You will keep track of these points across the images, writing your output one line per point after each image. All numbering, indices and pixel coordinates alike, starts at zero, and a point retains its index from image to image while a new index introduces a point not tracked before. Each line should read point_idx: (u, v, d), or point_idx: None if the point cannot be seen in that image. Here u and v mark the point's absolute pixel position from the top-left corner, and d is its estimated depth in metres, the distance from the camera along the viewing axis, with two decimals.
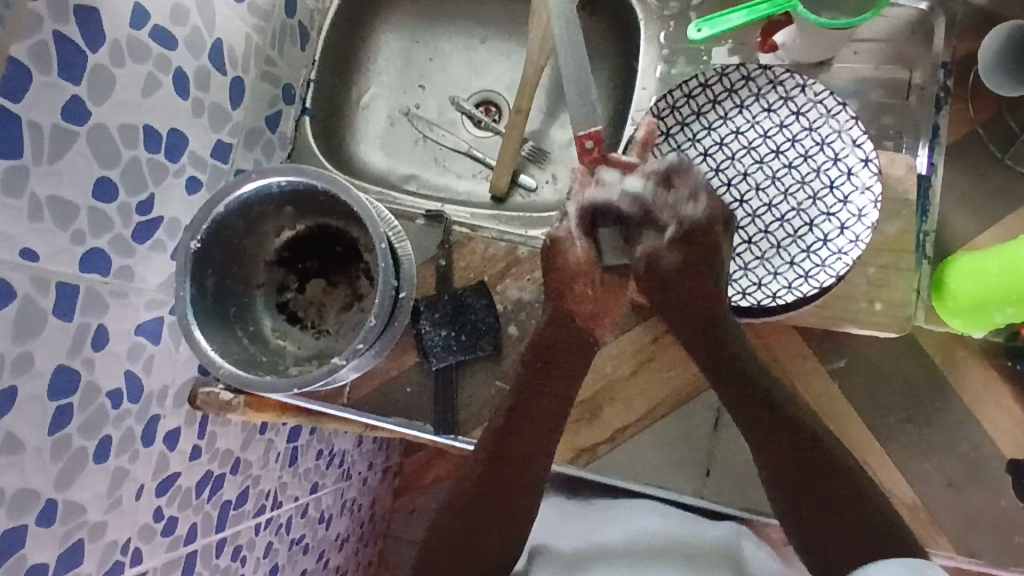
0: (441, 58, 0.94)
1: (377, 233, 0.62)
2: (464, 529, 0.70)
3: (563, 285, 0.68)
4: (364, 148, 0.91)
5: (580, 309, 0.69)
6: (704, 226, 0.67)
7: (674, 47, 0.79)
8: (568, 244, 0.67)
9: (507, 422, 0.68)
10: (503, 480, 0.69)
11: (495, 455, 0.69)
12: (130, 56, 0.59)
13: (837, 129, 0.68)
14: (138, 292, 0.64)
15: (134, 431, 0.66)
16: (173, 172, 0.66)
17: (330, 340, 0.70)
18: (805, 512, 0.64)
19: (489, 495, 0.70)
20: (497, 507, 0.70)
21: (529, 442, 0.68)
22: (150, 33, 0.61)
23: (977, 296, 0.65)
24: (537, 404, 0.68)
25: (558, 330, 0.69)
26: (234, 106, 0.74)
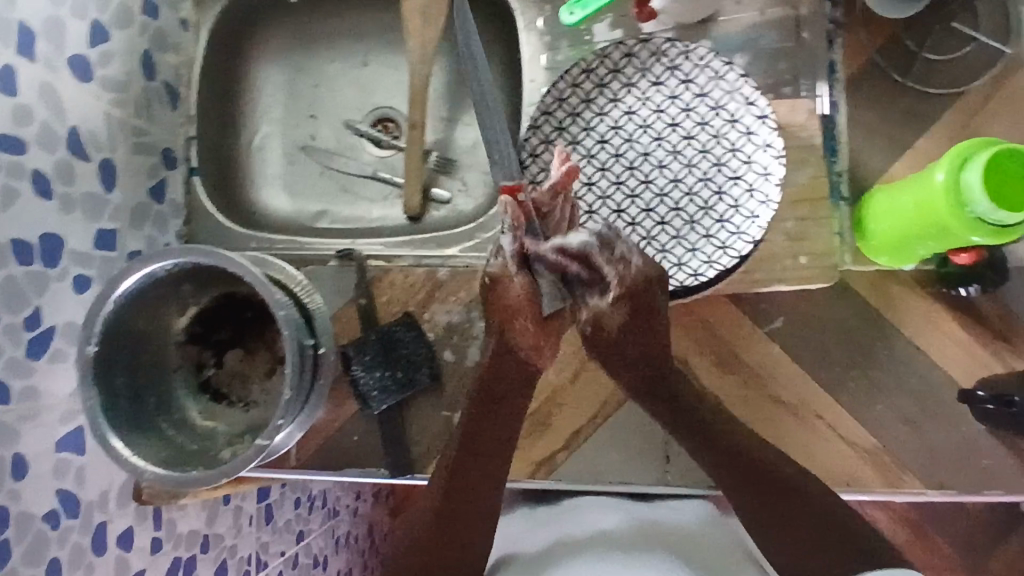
0: (327, 83, 0.89)
1: (274, 300, 0.60)
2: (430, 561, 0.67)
3: (506, 320, 0.63)
4: (265, 192, 0.87)
5: (522, 343, 0.64)
6: (641, 285, 0.64)
7: (555, 32, 0.76)
8: (507, 282, 0.62)
9: (465, 437, 0.65)
10: (460, 514, 0.67)
11: (455, 482, 0.66)
12: None
13: (729, 90, 0.66)
14: (47, 409, 0.61)
15: (81, 545, 0.63)
16: (56, 277, 0.62)
17: (261, 411, 0.67)
18: (750, 503, 0.64)
19: (449, 524, 0.67)
20: (462, 531, 0.67)
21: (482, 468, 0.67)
22: None
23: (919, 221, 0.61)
24: (481, 433, 0.66)
25: (501, 362, 0.65)
26: (109, 189, 0.68)
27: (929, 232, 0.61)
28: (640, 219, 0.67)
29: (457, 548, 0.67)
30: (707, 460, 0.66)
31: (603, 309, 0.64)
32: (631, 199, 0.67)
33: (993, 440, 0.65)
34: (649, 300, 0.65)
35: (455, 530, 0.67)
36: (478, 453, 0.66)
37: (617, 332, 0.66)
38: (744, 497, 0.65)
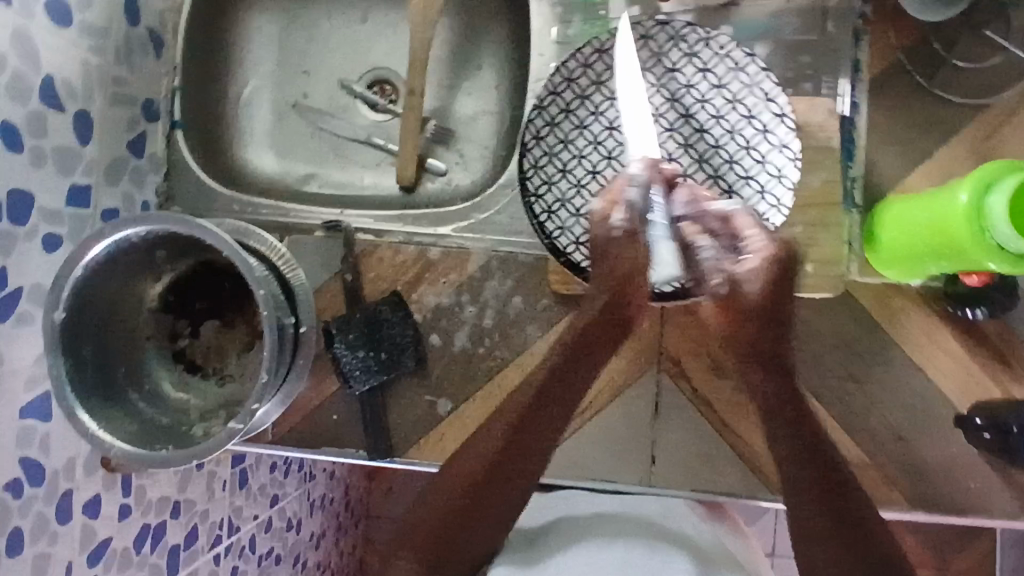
0: (323, 38, 0.84)
1: (255, 281, 0.57)
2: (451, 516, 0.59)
3: (619, 281, 0.59)
4: (251, 150, 0.82)
5: (630, 300, 0.59)
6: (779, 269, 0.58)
7: (568, 4, 0.71)
8: (628, 240, 0.58)
9: (544, 385, 0.59)
10: (506, 469, 0.59)
11: (516, 432, 0.59)
12: None
13: (748, 84, 0.63)
14: (11, 375, 0.58)
15: (45, 514, 0.62)
16: (24, 236, 0.58)
17: (236, 386, 0.64)
18: (811, 508, 0.54)
19: (494, 478, 0.59)
20: (500, 491, 0.59)
21: (550, 420, 0.59)
22: None
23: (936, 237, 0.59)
24: (562, 384, 0.59)
25: (602, 318, 0.59)
26: (84, 143, 0.64)
27: (944, 250, 0.58)
28: None
29: (463, 531, 0.58)
30: (779, 452, 0.57)
31: (746, 279, 0.58)
32: None
33: (982, 461, 0.65)
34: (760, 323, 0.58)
35: (491, 485, 0.59)
36: (551, 405, 0.59)
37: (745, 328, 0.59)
38: (805, 511, 0.54)
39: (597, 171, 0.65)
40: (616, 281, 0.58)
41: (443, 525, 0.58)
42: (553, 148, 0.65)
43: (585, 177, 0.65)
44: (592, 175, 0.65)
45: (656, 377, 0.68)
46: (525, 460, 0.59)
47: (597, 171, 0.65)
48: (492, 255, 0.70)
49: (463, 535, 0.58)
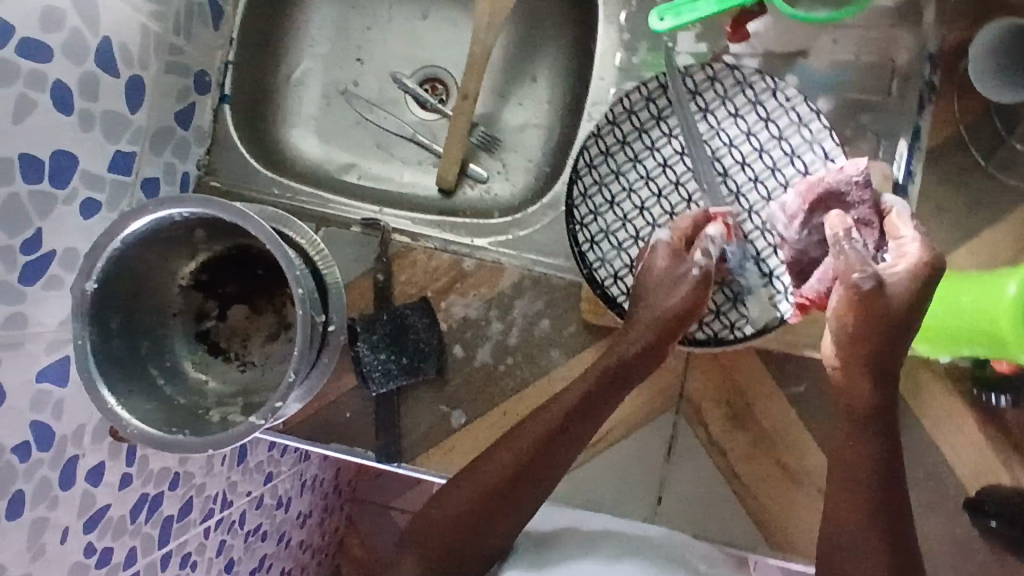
0: (381, 27, 0.83)
1: (294, 277, 0.56)
2: (480, 514, 0.56)
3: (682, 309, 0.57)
4: (295, 131, 0.81)
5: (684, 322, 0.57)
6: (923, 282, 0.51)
7: (636, 31, 0.70)
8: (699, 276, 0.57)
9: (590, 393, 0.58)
10: (536, 474, 0.57)
11: (552, 437, 0.57)
12: None
13: (809, 140, 0.62)
14: (34, 338, 0.57)
15: (49, 478, 0.62)
16: (63, 199, 0.57)
17: (256, 374, 0.64)
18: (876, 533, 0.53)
19: (522, 483, 0.57)
20: (529, 494, 0.57)
21: (584, 429, 0.58)
22: (16, 48, 0.50)
23: (983, 319, 0.58)
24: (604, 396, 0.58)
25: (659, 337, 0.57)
26: (133, 110, 0.63)
27: (987, 334, 0.58)
28: None
29: (492, 528, 0.56)
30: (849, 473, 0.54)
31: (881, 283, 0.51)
32: None
33: (986, 546, 0.65)
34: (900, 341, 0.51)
35: (521, 487, 0.57)
36: (590, 416, 0.58)
37: (871, 335, 0.51)
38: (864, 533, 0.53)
39: (644, 207, 0.64)
40: (674, 318, 0.57)
41: (476, 520, 0.56)
42: (604, 178, 0.65)
43: (632, 213, 0.64)
44: (639, 211, 0.64)
45: (674, 418, 0.68)
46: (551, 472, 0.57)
47: (645, 207, 0.64)
48: (526, 274, 0.70)
49: (484, 532, 0.56)
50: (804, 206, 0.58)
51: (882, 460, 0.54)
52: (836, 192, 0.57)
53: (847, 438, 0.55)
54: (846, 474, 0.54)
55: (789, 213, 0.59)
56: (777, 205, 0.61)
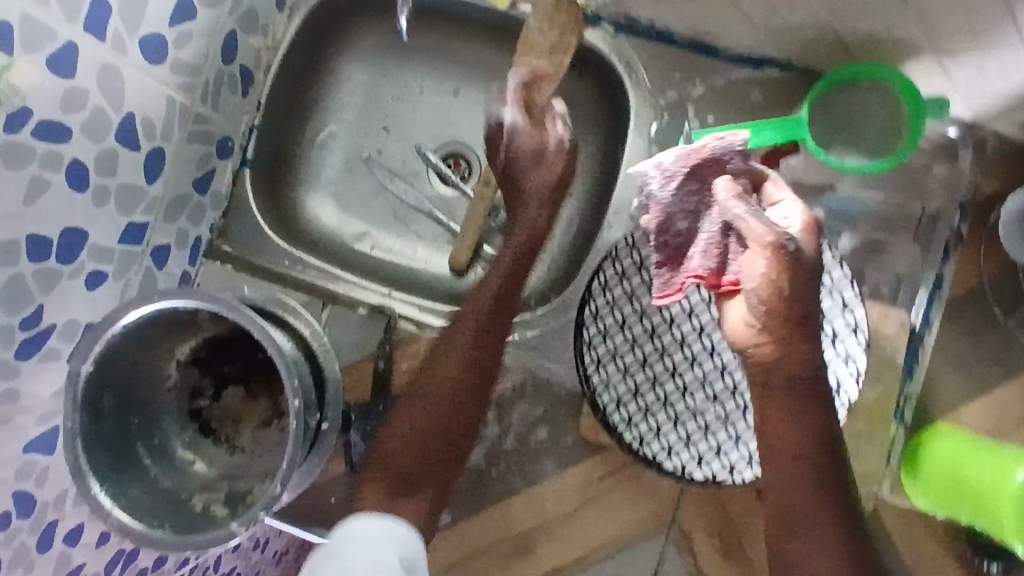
0: (411, 98, 0.82)
1: (281, 359, 0.54)
2: (425, 433, 0.62)
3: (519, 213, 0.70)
4: (314, 196, 0.81)
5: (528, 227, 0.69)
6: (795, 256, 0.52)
7: (665, 145, 0.69)
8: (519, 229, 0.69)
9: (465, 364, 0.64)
10: (462, 415, 0.63)
11: (432, 407, 0.63)
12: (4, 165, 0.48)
13: (828, 287, 0.61)
14: (25, 411, 0.57)
15: (27, 543, 0.60)
16: (69, 274, 0.56)
17: (244, 459, 0.63)
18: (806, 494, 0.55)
19: (451, 401, 0.63)
20: (451, 410, 0.63)
21: (465, 397, 0.64)
22: (33, 131, 0.49)
23: (991, 491, 0.61)
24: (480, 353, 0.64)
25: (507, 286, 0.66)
26: (150, 181, 0.62)
27: (992, 505, 0.60)
28: (692, 386, 0.62)
29: (429, 470, 0.62)
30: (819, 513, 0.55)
31: (746, 265, 0.53)
32: (690, 364, 0.62)
33: None
34: (810, 306, 0.53)
35: (450, 407, 0.63)
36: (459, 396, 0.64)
37: (798, 293, 0.52)
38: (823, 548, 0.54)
39: (654, 333, 0.63)
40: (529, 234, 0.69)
41: (423, 433, 0.62)
42: (617, 299, 0.63)
43: (641, 337, 0.62)
44: (648, 336, 0.62)
45: (664, 543, 0.68)
46: (446, 446, 0.63)
47: (654, 333, 0.62)
48: (529, 377, 0.68)
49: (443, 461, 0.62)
50: (684, 170, 0.56)
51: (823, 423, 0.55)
52: (719, 164, 0.56)
53: (788, 412, 0.55)
54: (789, 448, 0.56)
55: (665, 174, 0.57)
56: (649, 163, 0.58)
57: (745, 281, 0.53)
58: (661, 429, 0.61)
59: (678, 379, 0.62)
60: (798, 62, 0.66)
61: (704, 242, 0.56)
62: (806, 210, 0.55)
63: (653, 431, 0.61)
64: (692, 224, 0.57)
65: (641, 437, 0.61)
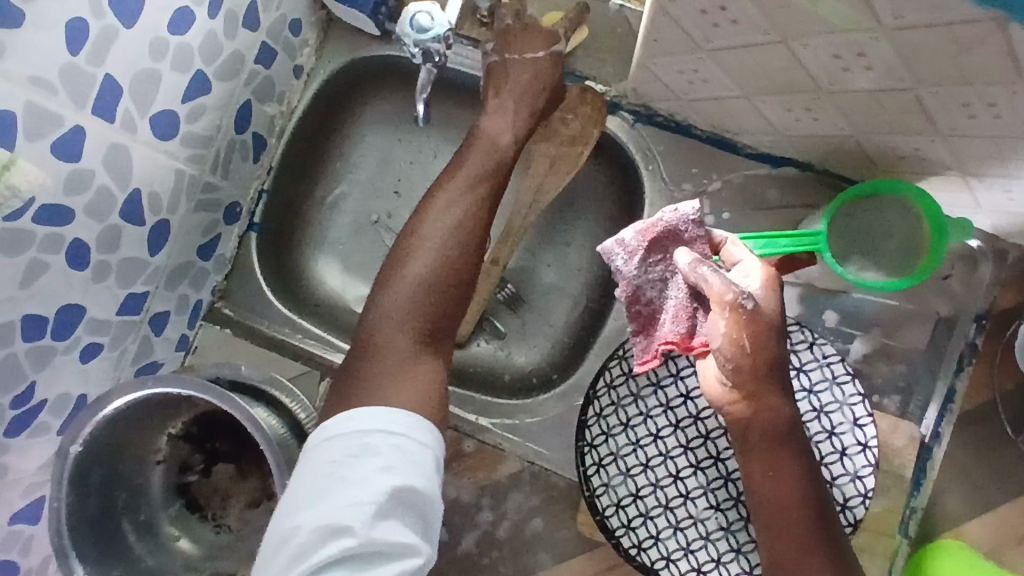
0: (424, 163, 0.81)
1: (271, 447, 0.53)
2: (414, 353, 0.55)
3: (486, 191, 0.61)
4: (318, 256, 0.79)
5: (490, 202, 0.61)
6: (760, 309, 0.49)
7: None
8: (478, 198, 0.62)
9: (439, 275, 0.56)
10: (440, 317, 0.56)
11: (416, 300, 0.55)
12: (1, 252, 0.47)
13: (839, 400, 0.60)
14: (12, 484, 0.56)
15: None
16: (63, 350, 0.56)
17: (231, 540, 0.62)
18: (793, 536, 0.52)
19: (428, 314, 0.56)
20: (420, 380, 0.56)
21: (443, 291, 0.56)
22: (34, 216, 0.49)
23: None
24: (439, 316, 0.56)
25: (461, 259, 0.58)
26: (154, 253, 0.62)
27: None
28: (695, 493, 0.60)
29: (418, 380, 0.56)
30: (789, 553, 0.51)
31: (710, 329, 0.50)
32: (694, 469, 0.60)
33: None
34: (777, 355, 0.50)
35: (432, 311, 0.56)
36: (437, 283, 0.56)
37: (761, 349, 0.49)
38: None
39: (658, 436, 0.61)
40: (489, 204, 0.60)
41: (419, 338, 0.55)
42: (621, 399, 0.61)
43: (644, 438, 0.61)
44: (652, 438, 0.61)
45: None
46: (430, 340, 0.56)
47: (659, 435, 0.61)
48: (527, 465, 0.67)
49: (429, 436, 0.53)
50: (644, 244, 0.54)
51: (803, 470, 0.52)
52: (673, 234, 0.54)
53: (769, 470, 0.52)
54: (778, 501, 0.52)
55: (627, 250, 0.54)
56: (611, 240, 0.55)
57: (711, 343, 0.50)
58: (660, 535, 0.60)
59: (681, 485, 0.60)
60: (820, 164, 0.65)
61: (673, 309, 0.54)
62: (765, 264, 0.52)
63: (651, 538, 0.60)
64: (659, 293, 0.56)
65: (639, 542, 0.60)
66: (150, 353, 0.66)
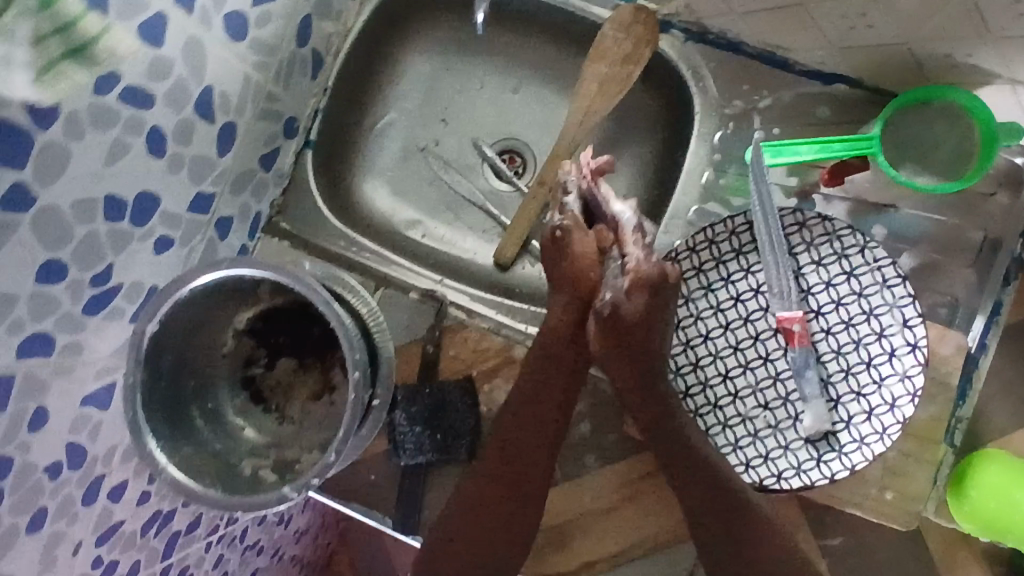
0: (471, 92, 0.83)
1: (344, 330, 0.55)
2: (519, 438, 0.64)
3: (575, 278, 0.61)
4: (369, 180, 0.82)
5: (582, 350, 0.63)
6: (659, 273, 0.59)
7: (729, 153, 0.69)
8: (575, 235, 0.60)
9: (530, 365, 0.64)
10: (545, 403, 0.64)
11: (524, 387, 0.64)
12: (90, 124, 0.49)
13: (889, 302, 0.60)
14: (87, 365, 0.58)
15: (72, 497, 0.62)
16: (138, 237, 0.57)
17: (293, 430, 0.64)
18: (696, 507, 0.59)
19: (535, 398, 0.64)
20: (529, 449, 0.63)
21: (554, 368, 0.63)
22: (119, 95, 0.50)
23: None
24: (541, 397, 0.64)
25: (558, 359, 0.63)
26: (221, 153, 0.63)
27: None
28: (744, 392, 0.62)
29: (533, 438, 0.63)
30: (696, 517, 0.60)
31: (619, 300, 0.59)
32: (744, 369, 0.62)
33: None
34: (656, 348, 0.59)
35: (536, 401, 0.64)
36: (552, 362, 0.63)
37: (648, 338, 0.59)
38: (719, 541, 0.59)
39: (709, 336, 0.63)
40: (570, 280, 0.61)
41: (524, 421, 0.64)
42: None
43: (695, 339, 0.63)
44: (703, 339, 0.63)
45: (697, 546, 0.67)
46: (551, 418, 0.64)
47: (709, 337, 0.63)
48: None
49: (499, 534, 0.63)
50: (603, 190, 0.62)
51: (692, 448, 0.60)
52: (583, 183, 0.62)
53: (663, 448, 0.60)
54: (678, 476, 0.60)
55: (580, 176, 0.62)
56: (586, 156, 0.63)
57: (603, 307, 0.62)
58: (709, 431, 0.62)
59: (730, 384, 0.62)
60: (871, 81, 0.66)
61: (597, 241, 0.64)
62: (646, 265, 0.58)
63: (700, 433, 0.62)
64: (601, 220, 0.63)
65: None
66: (214, 256, 0.68)
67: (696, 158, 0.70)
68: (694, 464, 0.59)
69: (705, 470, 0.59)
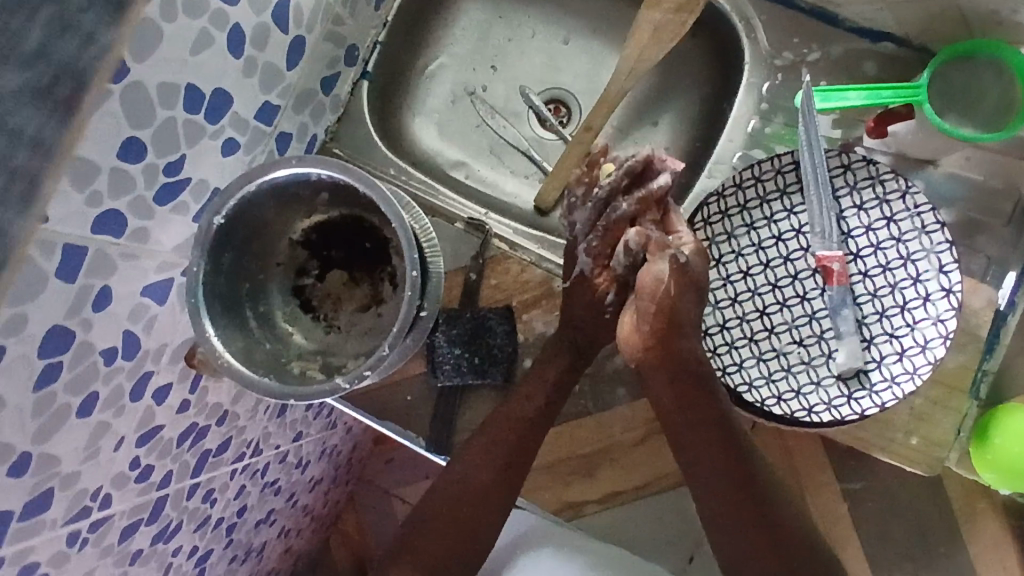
0: (522, 42, 0.86)
1: (406, 234, 0.58)
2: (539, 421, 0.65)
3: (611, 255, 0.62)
4: (418, 120, 0.84)
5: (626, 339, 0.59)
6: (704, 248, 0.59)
7: (775, 103, 0.71)
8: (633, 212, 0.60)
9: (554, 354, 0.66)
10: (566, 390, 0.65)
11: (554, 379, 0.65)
12: (183, 9, 0.51)
13: (927, 249, 0.62)
14: (151, 253, 0.59)
15: (123, 387, 0.61)
16: (210, 134, 0.60)
17: (339, 339, 0.67)
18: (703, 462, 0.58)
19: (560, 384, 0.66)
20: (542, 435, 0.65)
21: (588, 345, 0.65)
22: None
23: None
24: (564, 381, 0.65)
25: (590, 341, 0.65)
26: (289, 67, 0.66)
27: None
28: (779, 328, 0.65)
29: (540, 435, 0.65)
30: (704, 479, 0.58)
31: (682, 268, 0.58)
32: (781, 306, 0.65)
33: None
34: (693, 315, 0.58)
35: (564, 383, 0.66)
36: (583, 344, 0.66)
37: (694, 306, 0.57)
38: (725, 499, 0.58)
39: (748, 273, 0.66)
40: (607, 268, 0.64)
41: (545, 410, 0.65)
42: (715, 237, 0.66)
43: (734, 274, 0.66)
44: (743, 275, 0.66)
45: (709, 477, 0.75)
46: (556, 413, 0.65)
47: (749, 273, 0.65)
48: None
49: (496, 506, 0.63)
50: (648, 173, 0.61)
51: (705, 405, 0.57)
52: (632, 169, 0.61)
53: (678, 401, 0.57)
54: (689, 431, 0.58)
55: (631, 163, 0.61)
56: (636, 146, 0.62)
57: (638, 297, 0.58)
58: (743, 362, 0.64)
59: (767, 319, 0.65)
60: (918, 41, 0.68)
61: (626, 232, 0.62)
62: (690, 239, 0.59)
63: (735, 364, 0.64)
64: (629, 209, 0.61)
65: (724, 367, 0.64)
66: None
67: (743, 106, 0.72)
68: (704, 419, 0.57)
69: (715, 423, 0.58)
